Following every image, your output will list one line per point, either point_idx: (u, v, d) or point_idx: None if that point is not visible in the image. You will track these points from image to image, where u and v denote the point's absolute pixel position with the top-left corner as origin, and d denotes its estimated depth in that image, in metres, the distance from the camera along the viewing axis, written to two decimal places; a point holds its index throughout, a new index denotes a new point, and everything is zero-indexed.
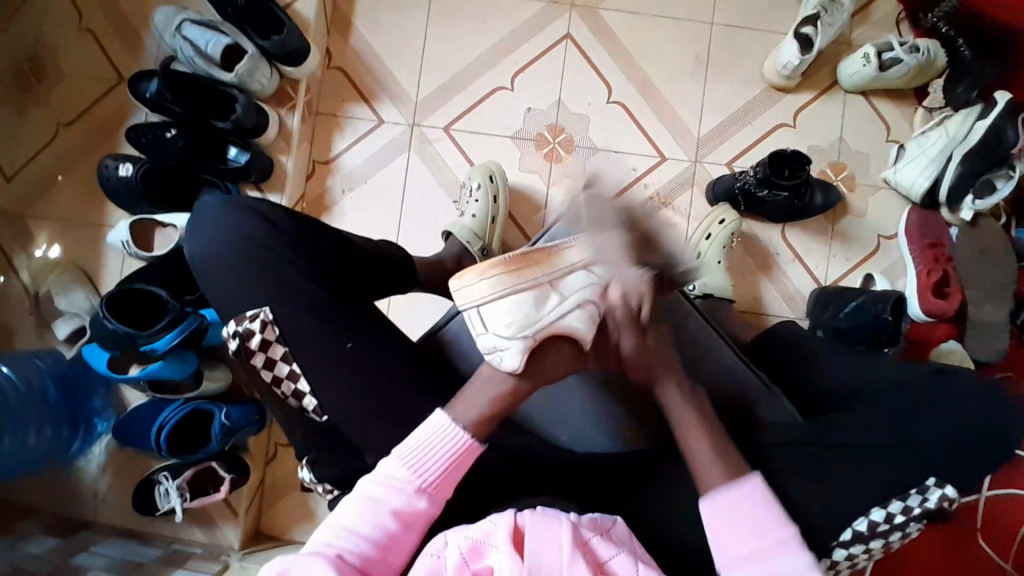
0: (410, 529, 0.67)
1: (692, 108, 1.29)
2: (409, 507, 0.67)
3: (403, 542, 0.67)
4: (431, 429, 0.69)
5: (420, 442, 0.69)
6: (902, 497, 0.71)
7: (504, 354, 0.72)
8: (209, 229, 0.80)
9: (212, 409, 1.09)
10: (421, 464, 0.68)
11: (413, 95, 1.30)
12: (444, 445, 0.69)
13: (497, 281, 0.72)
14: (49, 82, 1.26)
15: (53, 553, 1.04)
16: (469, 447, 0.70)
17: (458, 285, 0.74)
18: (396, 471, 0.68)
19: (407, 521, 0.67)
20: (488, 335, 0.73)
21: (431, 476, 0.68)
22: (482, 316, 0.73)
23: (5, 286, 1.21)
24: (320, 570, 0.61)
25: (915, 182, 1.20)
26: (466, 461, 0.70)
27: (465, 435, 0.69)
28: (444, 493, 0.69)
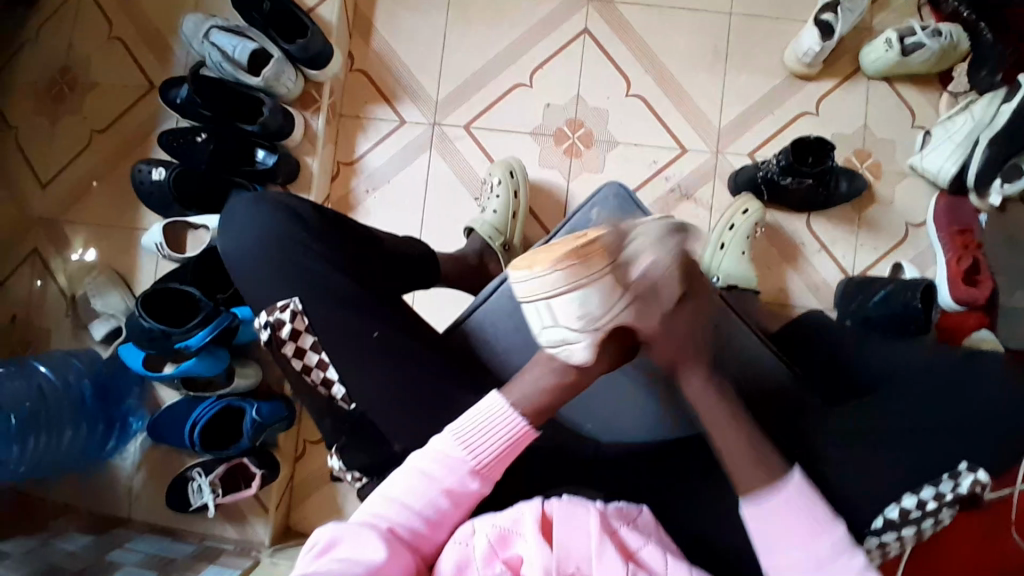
0: (459, 508, 0.69)
1: (712, 99, 1.28)
2: (460, 486, 0.69)
3: (450, 519, 0.69)
4: (490, 410, 0.72)
5: (479, 422, 0.71)
6: (934, 483, 0.71)
7: (573, 348, 0.73)
8: (241, 224, 0.83)
9: (245, 405, 1.12)
10: (477, 445, 0.70)
11: (434, 95, 1.32)
12: (502, 425, 0.71)
13: (567, 274, 0.71)
14: (81, 90, 1.30)
15: (90, 548, 1.07)
16: (524, 432, 0.72)
17: (527, 275, 0.73)
18: (453, 450, 0.69)
19: (457, 499, 0.69)
20: (557, 328, 0.74)
21: (486, 457, 0.70)
22: (552, 309, 0.73)
23: (43, 290, 1.25)
24: (371, 542, 0.62)
25: (942, 167, 1.18)
26: (520, 444, 0.72)
27: (520, 420, 0.71)
28: (495, 473, 0.71)
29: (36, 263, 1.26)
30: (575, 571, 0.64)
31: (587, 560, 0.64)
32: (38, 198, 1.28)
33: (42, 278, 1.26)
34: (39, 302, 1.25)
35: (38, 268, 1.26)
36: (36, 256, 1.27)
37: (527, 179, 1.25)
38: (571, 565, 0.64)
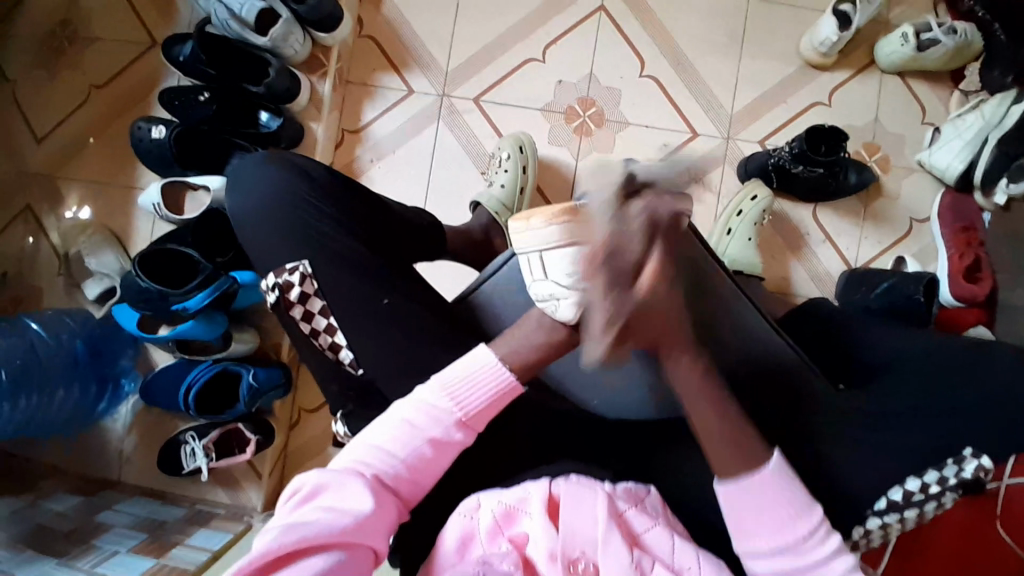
0: (445, 457, 0.68)
1: (726, 84, 1.27)
2: (446, 438, 0.67)
3: (436, 466, 0.67)
4: (478, 362, 0.70)
5: (464, 374, 0.69)
6: (938, 467, 0.74)
7: (560, 303, 0.69)
8: (251, 183, 0.81)
9: (241, 369, 1.11)
10: (464, 397, 0.68)
11: (444, 66, 1.29)
12: (485, 374, 0.69)
13: (559, 229, 0.65)
14: (81, 44, 1.26)
15: (79, 510, 1.06)
16: (511, 386, 0.70)
17: (524, 227, 0.68)
18: (437, 402, 0.67)
19: (443, 450, 0.67)
20: (546, 282, 0.68)
21: (473, 410, 0.68)
22: (543, 262, 0.67)
23: (35, 248, 1.22)
24: (356, 491, 0.62)
25: (949, 165, 1.19)
26: (506, 398, 0.70)
27: (509, 375, 0.69)
28: (481, 425, 0.69)
29: (29, 220, 1.23)
30: (580, 555, 0.64)
31: (591, 545, 0.64)
32: (32, 150, 1.24)
33: (35, 236, 1.23)
34: (32, 260, 1.22)
35: (31, 224, 1.23)
36: (29, 212, 1.23)
37: (535, 155, 1.23)
38: (577, 550, 0.64)
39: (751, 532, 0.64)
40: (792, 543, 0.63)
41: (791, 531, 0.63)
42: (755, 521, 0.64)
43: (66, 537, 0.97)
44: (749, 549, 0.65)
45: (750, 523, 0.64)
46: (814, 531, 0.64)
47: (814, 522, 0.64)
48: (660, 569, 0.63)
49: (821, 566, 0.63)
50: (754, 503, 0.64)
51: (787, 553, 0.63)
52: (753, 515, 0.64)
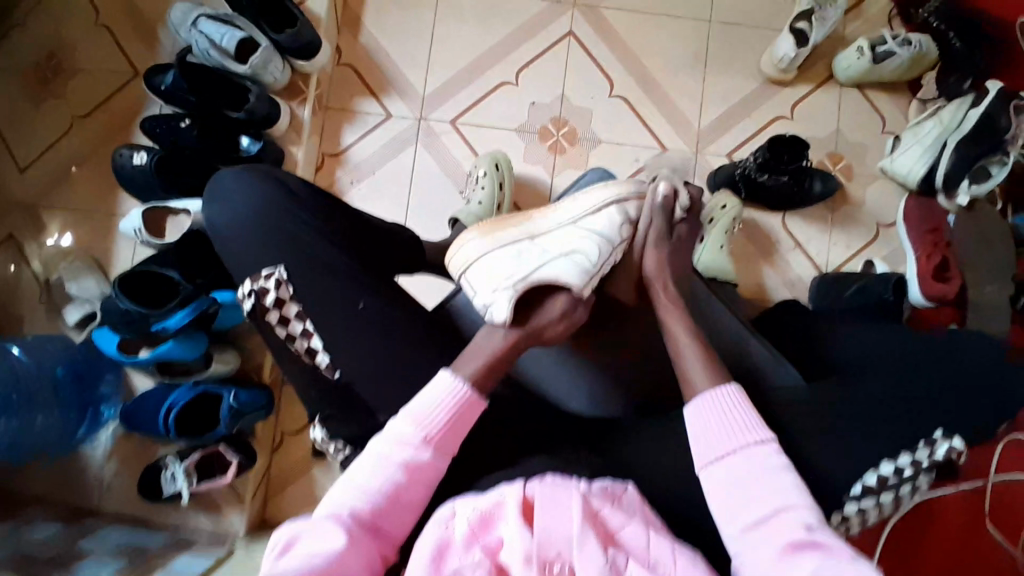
0: (418, 483, 0.69)
1: (693, 101, 1.32)
2: (417, 462, 0.69)
3: (411, 494, 0.69)
4: (438, 386, 0.72)
5: (427, 402, 0.71)
6: (911, 450, 0.73)
7: (494, 308, 0.78)
8: (225, 199, 0.82)
9: (222, 392, 1.11)
10: (428, 419, 0.70)
11: (421, 90, 1.34)
12: (447, 396, 0.71)
13: (482, 240, 0.82)
14: (65, 76, 1.29)
15: (61, 535, 1.04)
16: (471, 399, 0.72)
17: (453, 257, 0.84)
18: (406, 434, 0.70)
19: (414, 474, 0.69)
20: (480, 296, 0.80)
21: (438, 430, 0.70)
22: (473, 276, 0.81)
23: (16, 275, 1.23)
24: (331, 531, 0.64)
25: (911, 170, 1.23)
26: (468, 414, 0.72)
27: (468, 388, 0.72)
28: (450, 445, 0.71)
29: (10, 247, 1.24)
30: (556, 557, 0.64)
31: (568, 546, 0.65)
32: (15, 180, 1.26)
33: (16, 263, 1.23)
34: (13, 287, 1.22)
35: (12, 252, 1.24)
36: (11, 240, 1.24)
37: (512, 173, 1.27)
38: (552, 552, 0.64)
39: (706, 450, 0.70)
40: (749, 464, 0.68)
41: (745, 455, 0.68)
42: (715, 436, 0.70)
43: (48, 562, 0.95)
44: (708, 472, 0.69)
45: (708, 443, 0.70)
46: (767, 453, 0.68)
47: (766, 444, 0.69)
48: (638, 564, 0.64)
49: (777, 492, 0.66)
50: (716, 420, 0.71)
51: (741, 476, 0.67)
52: (715, 433, 0.70)
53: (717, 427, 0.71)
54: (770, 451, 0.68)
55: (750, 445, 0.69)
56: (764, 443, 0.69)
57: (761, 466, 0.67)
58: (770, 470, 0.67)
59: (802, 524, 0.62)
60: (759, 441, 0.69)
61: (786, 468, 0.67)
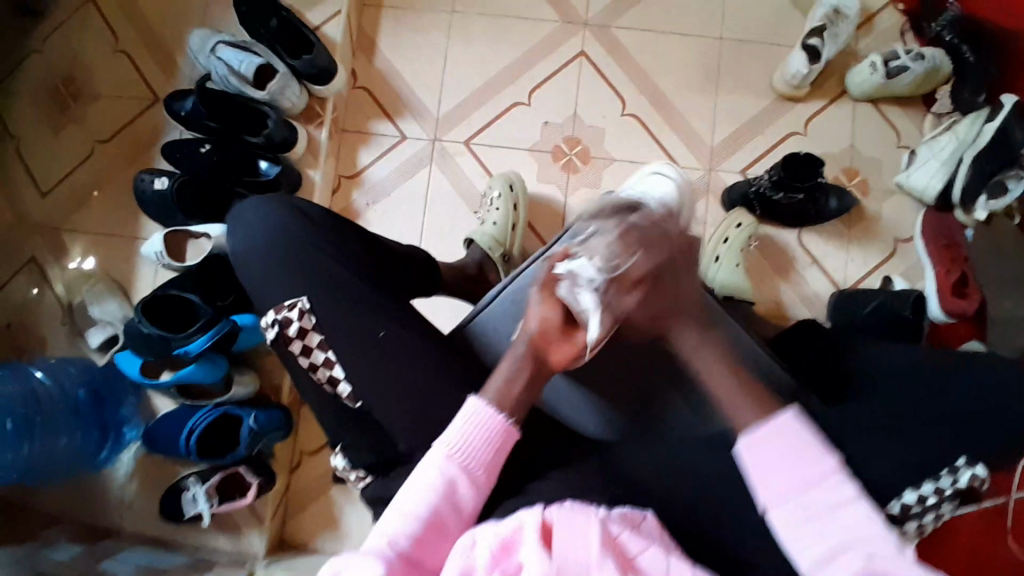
0: (456, 510, 0.71)
1: (705, 118, 1.33)
2: (457, 488, 0.71)
3: (448, 523, 0.70)
4: (466, 412, 0.74)
5: (463, 434, 0.73)
6: (934, 479, 0.74)
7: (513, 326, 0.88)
8: (250, 229, 0.83)
9: (241, 413, 1.12)
10: (464, 447, 0.73)
11: (435, 111, 1.35)
12: (482, 428, 0.73)
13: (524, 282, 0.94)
14: (88, 103, 1.32)
15: (79, 561, 1.05)
16: (504, 426, 0.74)
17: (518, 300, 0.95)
18: (444, 465, 0.71)
19: (454, 501, 0.71)
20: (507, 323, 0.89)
21: (475, 456, 0.73)
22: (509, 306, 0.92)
23: (39, 298, 1.25)
24: (371, 564, 0.64)
25: (927, 185, 1.22)
26: (503, 444, 0.74)
27: (497, 416, 0.74)
28: (489, 470, 0.73)
29: (34, 271, 1.26)
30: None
31: (586, 571, 0.64)
32: (38, 205, 1.29)
33: (40, 287, 1.25)
34: (35, 310, 1.24)
35: (36, 276, 1.26)
36: (34, 263, 1.27)
37: (525, 192, 1.27)
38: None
39: (777, 489, 0.66)
40: (821, 503, 0.64)
41: (814, 489, 0.64)
42: (783, 478, 0.66)
43: None
44: (781, 508, 0.65)
45: (778, 476, 0.66)
46: (838, 484, 0.64)
47: (836, 474, 0.65)
48: None
49: (848, 525, 0.63)
50: (775, 455, 0.67)
51: (816, 515, 0.64)
52: (784, 470, 0.66)
53: (783, 466, 0.66)
54: (834, 480, 0.64)
55: (819, 480, 0.64)
56: (833, 475, 0.65)
57: (835, 500, 0.64)
58: (841, 510, 0.63)
59: (868, 559, 0.60)
60: (826, 471, 0.65)
61: (855, 497, 0.63)
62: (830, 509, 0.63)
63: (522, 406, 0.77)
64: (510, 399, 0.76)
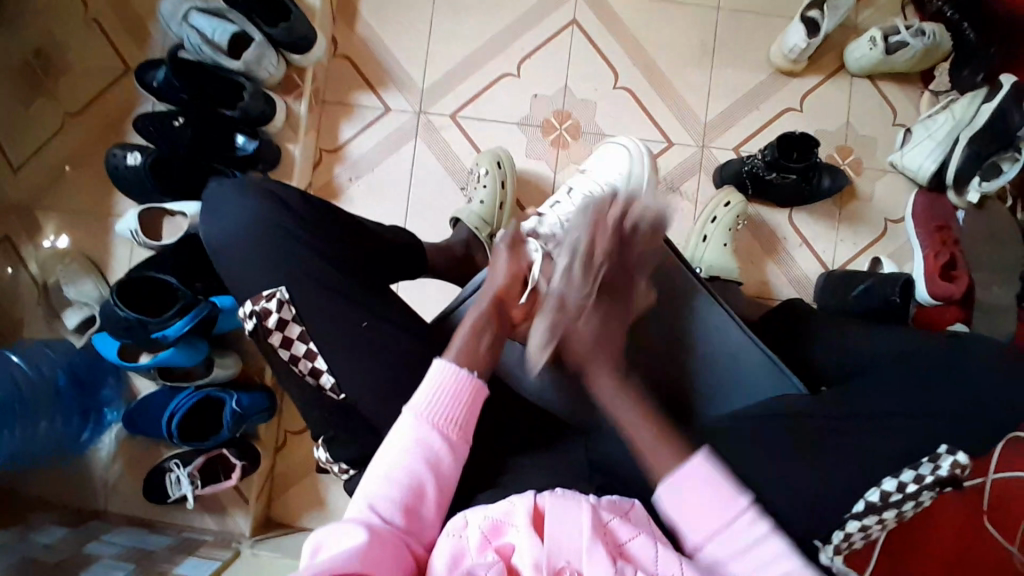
0: (439, 479, 0.70)
1: (700, 93, 1.29)
2: (437, 454, 0.71)
3: (431, 491, 0.69)
4: (433, 374, 0.74)
5: (435, 397, 0.72)
6: (914, 466, 0.69)
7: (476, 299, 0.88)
8: (224, 211, 0.81)
9: (225, 396, 1.10)
10: (438, 412, 0.72)
11: (419, 82, 1.30)
12: (453, 389, 0.73)
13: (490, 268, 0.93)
14: (56, 73, 1.25)
15: (65, 541, 1.04)
16: (471, 382, 0.74)
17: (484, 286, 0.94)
18: (416, 429, 0.71)
19: (437, 469, 0.70)
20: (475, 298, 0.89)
21: (452, 421, 0.72)
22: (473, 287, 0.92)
23: (14, 278, 1.21)
24: (351, 534, 0.63)
25: (921, 165, 1.20)
26: (473, 403, 0.74)
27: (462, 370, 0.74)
28: (467, 436, 0.73)
29: (7, 250, 1.22)
30: (565, 564, 0.62)
31: (577, 555, 0.63)
32: (6, 180, 1.24)
33: (14, 266, 1.22)
34: (11, 292, 1.20)
35: (9, 255, 1.22)
36: (6, 242, 1.22)
37: (514, 170, 1.24)
38: (562, 560, 0.62)
39: (704, 535, 0.65)
40: (731, 548, 0.64)
41: (735, 536, 0.64)
42: (703, 523, 0.65)
43: (54, 567, 0.95)
44: (714, 549, 0.65)
45: (704, 522, 0.65)
46: (750, 526, 0.64)
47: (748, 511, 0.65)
48: None
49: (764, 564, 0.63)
50: (700, 511, 0.65)
51: (734, 552, 0.64)
52: (710, 503, 0.65)
53: (693, 502, 0.66)
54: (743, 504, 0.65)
55: (737, 525, 0.64)
56: (743, 518, 0.65)
57: (745, 541, 0.64)
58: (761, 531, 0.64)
59: None
60: (738, 513, 0.65)
61: (770, 534, 0.64)
62: (745, 552, 0.63)
63: (486, 365, 0.77)
64: (476, 355, 0.77)
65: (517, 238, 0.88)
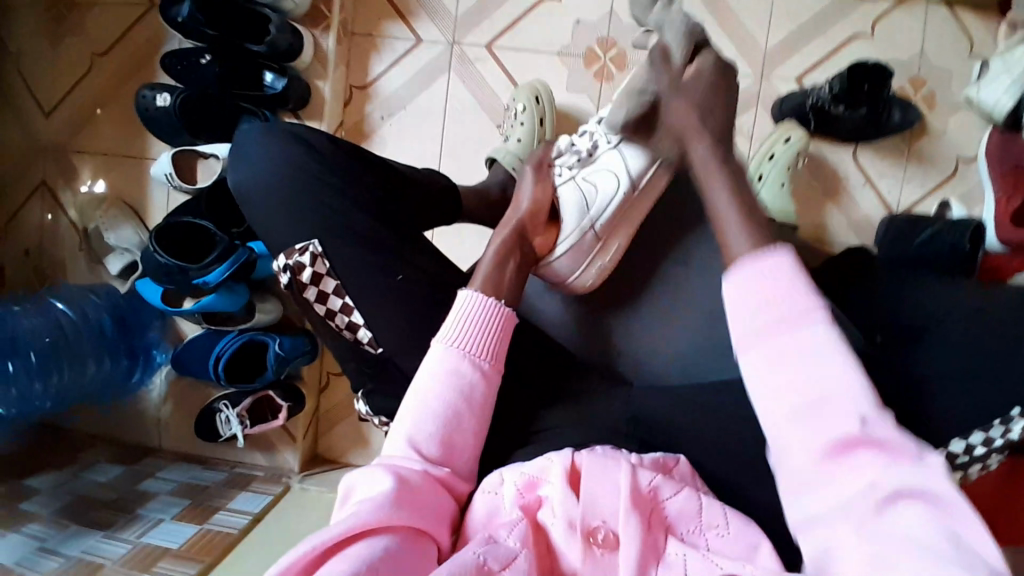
0: (473, 408, 0.65)
1: (760, 15, 1.17)
2: (470, 384, 0.65)
3: (466, 422, 0.65)
4: (461, 306, 0.68)
5: (462, 325, 0.67)
6: (984, 428, 0.63)
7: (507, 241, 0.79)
8: (254, 159, 0.77)
9: (267, 339, 1.12)
10: (467, 341, 0.66)
11: (453, 10, 1.22)
12: (481, 315, 0.68)
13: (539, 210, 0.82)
14: (79, 9, 1.21)
15: (123, 478, 1.11)
16: (500, 311, 0.69)
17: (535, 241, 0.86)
18: (448, 359, 0.65)
19: (469, 398, 0.65)
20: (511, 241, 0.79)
21: (481, 349, 0.67)
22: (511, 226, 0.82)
23: (55, 224, 1.23)
24: (379, 474, 0.59)
25: (997, 101, 1.04)
26: (503, 330, 0.69)
27: (488, 298, 0.69)
28: (499, 362, 0.68)
29: (47, 195, 1.23)
30: (600, 524, 0.57)
31: (614, 515, 0.57)
32: (41, 124, 1.23)
33: (53, 212, 1.23)
34: (54, 234, 1.23)
35: (49, 200, 1.23)
36: (45, 187, 1.23)
37: (553, 105, 1.17)
38: (596, 519, 0.57)
39: (754, 323, 0.51)
40: (789, 328, 0.50)
41: (795, 332, 0.50)
42: (764, 306, 0.51)
43: (111, 506, 1.02)
44: (759, 348, 0.51)
45: (761, 306, 0.51)
46: (820, 330, 0.50)
47: (823, 331, 0.49)
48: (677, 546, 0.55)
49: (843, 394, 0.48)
50: (766, 297, 0.51)
51: (786, 357, 0.50)
52: (781, 368, 0.50)
53: (764, 296, 0.51)
54: (825, 330, 0.49)
55: (801, 317, 0.50)
56: (812, 318, 0.50)
57: (810, 342, 0.50)
58: (873, 426, 0.46)
59: (857, 416, 0.46)
60: (808, 310, 0.50)
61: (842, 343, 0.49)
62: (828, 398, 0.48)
63: (512, 292, 0.72)
64: (500, 283, 0.71)
65: (543, 162, 0.83)
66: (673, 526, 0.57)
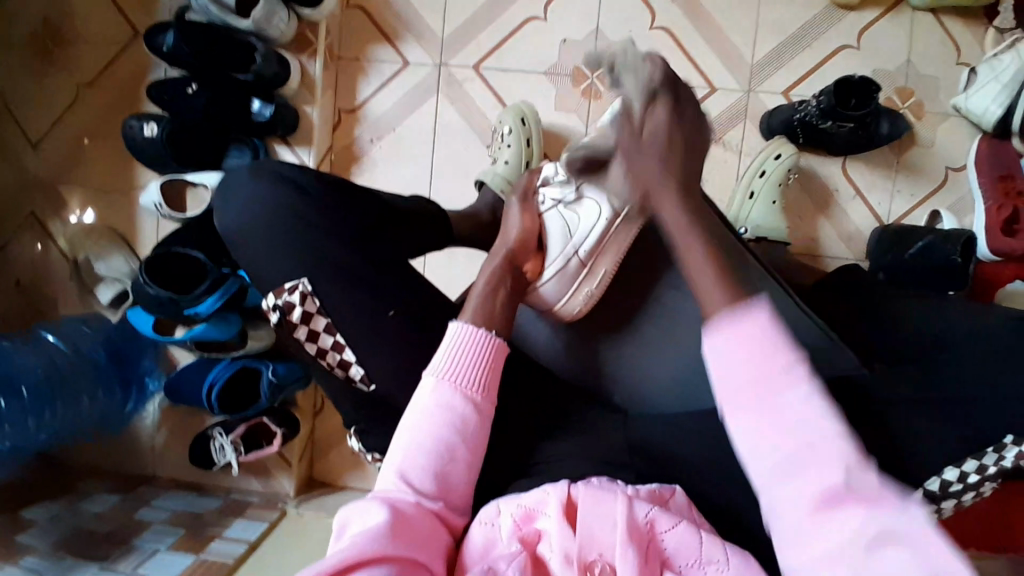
0: (466, 441, 0.65)
1: (745, 31, 1.17)
2: (462, 417, 0.65)
3: (460, 454, 0.65)
4: (453, 339, 0.68)
5: (454, 357, 0.67)
6: (978, 457, 0.60)
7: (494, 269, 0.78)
8: (241, 198, 0.77)
9: (261, 366, 1.12)
10: (458, 372, 0.67)
11: (439, 32, 1.22)
12: (471, 347, 0.68)
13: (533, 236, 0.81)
14: (66, 40, 1.21)
15: (117, 508, 1.10)
16: (491, 342, 0.69)
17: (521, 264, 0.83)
18: (438, 392, 0.65)
19: (462, 431, 0.65)
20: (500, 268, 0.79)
21: (473, 382, 0.67)
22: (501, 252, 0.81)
23: (45, 254, 1.23)
24: (376, 508, 0.58)
25: (986, 110, 1.09)
26: (495, 361, 0.69)
27: (479, 330, 0.69)
28: (491, 394, 0.68)
29: (37, 227, 1.23)
30: (596, 558, 0.56)
31: (610, 549, 0.57)
32: (29, 156, 1.23)
33: (43, 242, 1.23)
34: (45, 266, 1.23)
35: (38, 232, 1.23)
36: (36, 219, 1.23)
37: (539, 125, 1.17)
38: (593, 553, 0.57)
39: (737, 382, 0.48)
40: (773, 385, 0.47)
41: (776, 402, 0.47)
42: (739, 370, 0.48)
43: (107, 537, 1.01)
44: (741, 418, 0.48)
45: (740, 368, 0.48)
46: (798, 379, 0.47)
47: (801, 391, 0.47)
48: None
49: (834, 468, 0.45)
50: (742, 360, 0.48)
51: (770, 409, 0.47)
52: (771, 428, 0.47)
53: (739, 348, 0.49)
54: (806, 395, 0.47)
55: (781, 369, 0.47)
56: (794, 378, 0.47)
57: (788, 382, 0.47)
58: (859, 483, 0.44)
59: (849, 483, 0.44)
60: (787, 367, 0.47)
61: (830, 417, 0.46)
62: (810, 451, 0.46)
63: (504, 324, 0.72)
64: (491, 313, 0.71)
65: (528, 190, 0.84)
66: (671, 558, 0.57)
